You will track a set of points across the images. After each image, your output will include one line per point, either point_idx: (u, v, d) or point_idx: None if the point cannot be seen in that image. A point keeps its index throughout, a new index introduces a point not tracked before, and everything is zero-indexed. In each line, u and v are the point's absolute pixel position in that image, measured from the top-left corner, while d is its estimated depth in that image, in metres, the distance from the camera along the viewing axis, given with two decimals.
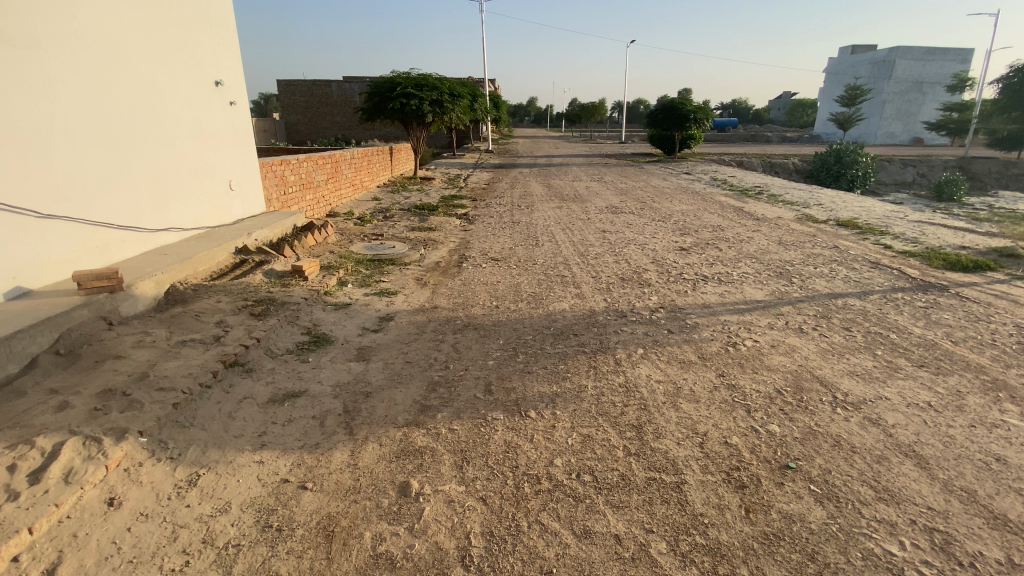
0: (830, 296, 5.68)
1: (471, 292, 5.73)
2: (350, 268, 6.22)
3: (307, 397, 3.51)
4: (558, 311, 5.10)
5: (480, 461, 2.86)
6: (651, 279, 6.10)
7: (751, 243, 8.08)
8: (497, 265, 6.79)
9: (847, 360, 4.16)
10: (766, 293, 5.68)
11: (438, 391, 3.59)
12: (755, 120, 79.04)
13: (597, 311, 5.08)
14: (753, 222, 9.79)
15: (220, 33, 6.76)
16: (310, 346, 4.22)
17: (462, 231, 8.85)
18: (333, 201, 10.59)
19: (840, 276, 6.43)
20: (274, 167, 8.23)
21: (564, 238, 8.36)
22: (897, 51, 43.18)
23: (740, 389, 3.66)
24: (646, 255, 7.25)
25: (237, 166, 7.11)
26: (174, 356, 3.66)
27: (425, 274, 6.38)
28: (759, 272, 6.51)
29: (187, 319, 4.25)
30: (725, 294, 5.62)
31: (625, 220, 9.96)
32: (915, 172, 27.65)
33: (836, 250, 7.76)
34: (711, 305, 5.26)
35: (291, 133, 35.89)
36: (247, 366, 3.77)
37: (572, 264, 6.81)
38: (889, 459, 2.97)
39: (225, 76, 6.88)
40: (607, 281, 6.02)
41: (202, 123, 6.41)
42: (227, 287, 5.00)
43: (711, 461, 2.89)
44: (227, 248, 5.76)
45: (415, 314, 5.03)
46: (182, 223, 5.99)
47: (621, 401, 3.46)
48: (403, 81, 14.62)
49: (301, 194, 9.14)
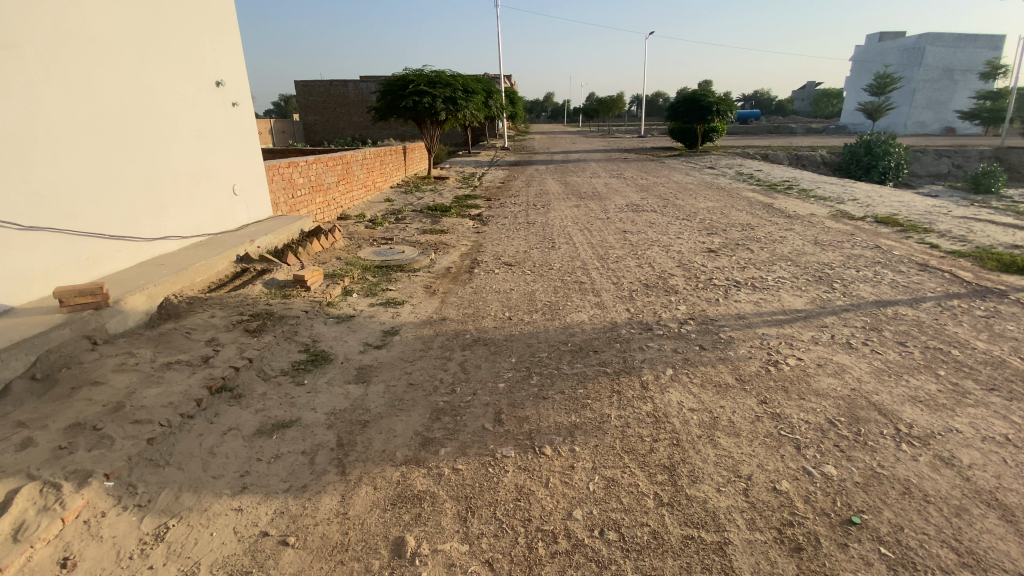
0: (878, 304, 5.15)
1: (483, 301, 5.35)
2: (356, 276, 5.90)
3: (299, 427, 3.16)
4: (577, 324, 4.68)
5: (487, 512, 2.47)
6: (678, 286, 5.64)
7: (785, 243, 7.54)
8: (511, 271, 6.40)
9: (906, 383, 3.66)
10: (806, 301, 5.19)
11: (443, 421, 3.21)
12: (779, 111, 76.97)
13: (619, 324, 4.66)
14: (785, 220, 9.20)
15: (220, 30, 6.47)
16: (307, 366, 3.88)
17: (476, 234, 8.47)
18: (344, 203, 10.32)
19: (886, 281, 5.88)
20: (281, 170, 7.96)
21: (582, 240, 7.92)
22: (928, 37, 41.40)
23: (785, 419, 3.22)
24: (671, 258, 6.78)
25: (241, 169, 6.83)
26: (157, 381, 3.36)
27: (436, 281, 6.02)
28: (795, 277, 5.99)
29: (177, 337, 3.96)
30: (760, 302, 5.14)
31: (648, 219, 9.48)
32: (951, 162, 26.36)
33: (878, 251, 7.18)
34: (746, 316, 4.78)
35: (309, 134, 36.04)
36: (236, 391, 3.45)
37: (591, 269, 6.38)
38: (971, 511, 2.49)
39: (226, 76, 6.60)
40: (630, 289, 5.58)
41: (202, 125, 6.13)
42: (223, 299, 4.71)
43: (758, 514, 2.45)
44: (227, 256, 5.47)
45: (422, 327, 4.67)
46: (181, 230, 5.73)
47: (650, 435, 3.04)
48: (416, 78, 14.29)
49: (310, 196, 8.87)
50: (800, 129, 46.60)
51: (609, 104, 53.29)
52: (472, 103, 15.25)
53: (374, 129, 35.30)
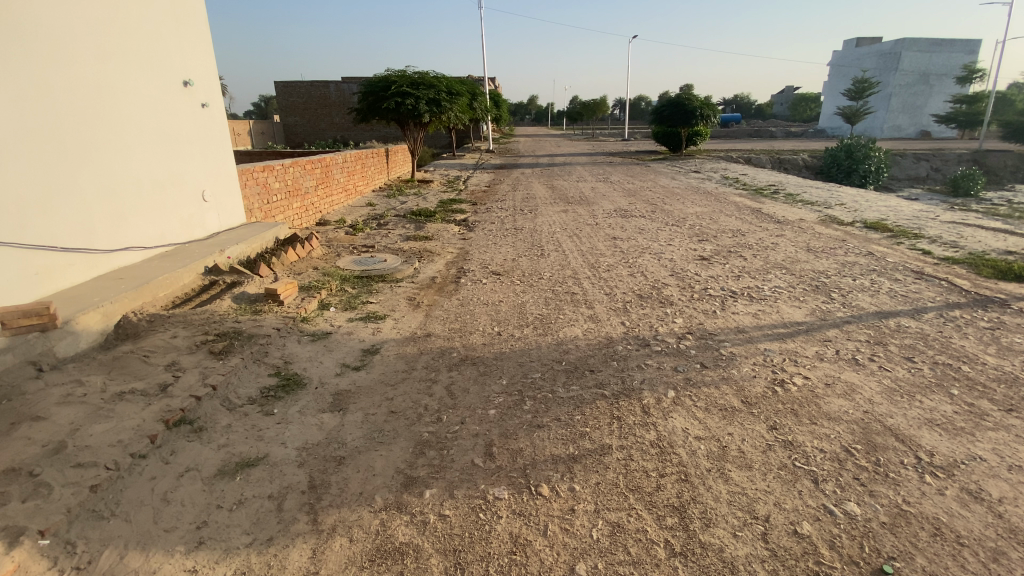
0: (879, 315, 4.98)
1: (470, 314, 5.05)
2: (334, 288, 5.54)
3: (267, 466, 2.84)
4: (570, 339, 4.41)
5: (479, 568, 2.18)
6: (673, 297, 5.41)
7: (777, 250, 7.38)
8: (499, 281, 6.11)
9: (920, 404, 3.46)
10: (805, 313, 4.99)
11: (428, 456, 2.91)
12: (758, 114, 77.95)
13: (615, 339, 4.39)
14: (775, 225, 9.07)
15: (187, 26, 6.05)
16: (278, 393, 3.55)
17: (462, 241, 8.16)
18: (322, 208, 9.91)
19: (884, 290, 5.72)
20: (255, 174, 7.57)
21: (571, 247, 7.66)
22: (904, 43, 42.17)
23: (799, 448, 2.98)
24: (664, 266, 6.56)
25: (210, 173, 6.43)
26: (106, 416, 3.02)
27: (420, 293, 5.70)
28: (792, 286, 5.81)
29: (133, 362, 3.59)
30: (759, 314, 4.93)
31: (637, 225, 9.28)
32: (928, 166, 26.82)
33: (871, 258, 7.05)
34: (746, 330, 4.56)
35: (290, 135, 35.35)
36: (196, 425, 3.11)
37: (582, 279, 6.12)
38: (1010, 554, 2.27)
39: (195, 76, 6.19)
40: (624, 300, 5.33)
41: (168, 127, 5.73)
42: (188, 317, 4.34)
43: (781, 564, 2.20)
44: (194, 268, 5.08)
45: (404, 345, 4.35)
46: (144, 240, 5.33)
47: (656, 469, 2.78)
48: (398, 79, 13.95)
49: (287, 202, 8.48)
50: (780, 132, 47.19)
51: (592, 107, 53.32)
52: (455, 105, 14.94)
53: (356, 131, 34.75)
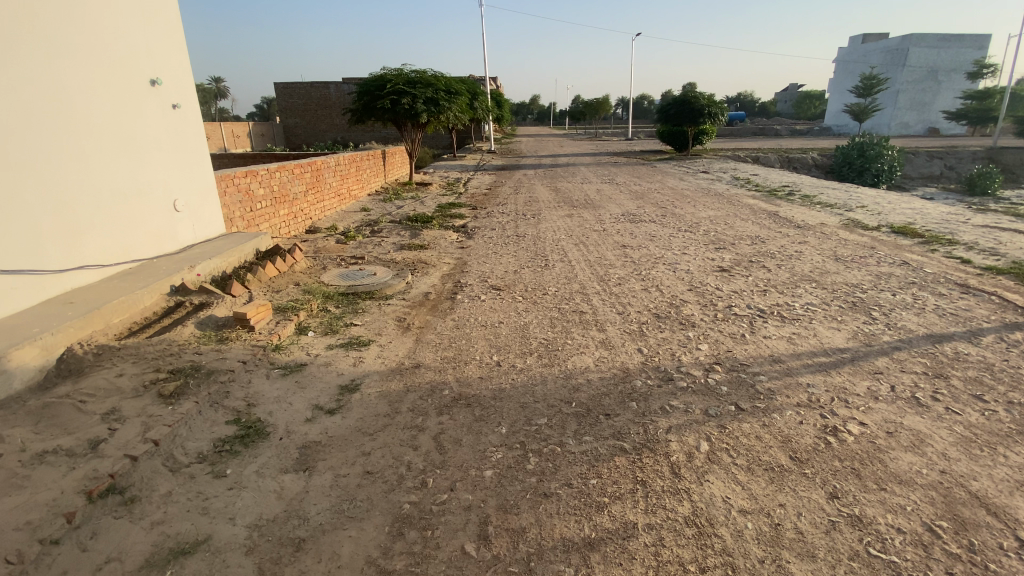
0: (931, 340, 4.37)
1: (467, 339, 4.47)
2: (315, 309, 4.96)
3: (206, 555, 2.26)
4: (580, 371, 3.82)
5: None
6: (695, 317, 4.81)
7: (803, 259, 6.77)
8: (499, 297, 5.52)
9: (1007, 460, 2.85)
10: (848, 338, 4.38)
11: (409, 539, 2.34)
12: (763, 113, 77.28)
13: (632, 371, 3.80)
14: (796, 231, 8.45)
15: (153, 19, 5.47)
16: (234, 448, 2.98)
17: (460, 250, 7.57)
18: (313, 214, 9.34)
19: (929, 308, 5.11)
20: (237, 180, 7.01)
21: (578, 256, 7.07)
22: (912, 39, 41.39)
23: (870, 526, 2.40)
24: (681, 279, 5.98)
25: (183, 181, 5.87)
26: (18, 487, 2.47)
27: (410, 312, 5.12)
28: (827, 303, 5.20)
29: (65, 410, 3.03)
30: (794, 339, 4.34)
31: (647, 230, 8.70)
32: (942, 164, 26.11)
33: (907, 268, 6.44)
34: (783, 361, 3.96)
35: (290, 137, 34.95)
36: (129, 495, 2.56)
37: (591, 295, 5.54)
38: None
39: (164, 75, 5.62)
40: (639, 321, 4.74)
41: (132, 131, 5.17)
42: (142, 347, 3.78)
43: None
44: (158, 289, 4.52)
45: (389, 380, 3.77)
46: (103, 256, 4.76)
47: (695, 561, 2.20)
48: (393, 78, 13.40)
49: (273, 209, 7.92)
50: (787, 131, 46.48)
51: (595, 106, 52.65)
52: (455, 105, 14.39)
53: (356, 131, 34.23)
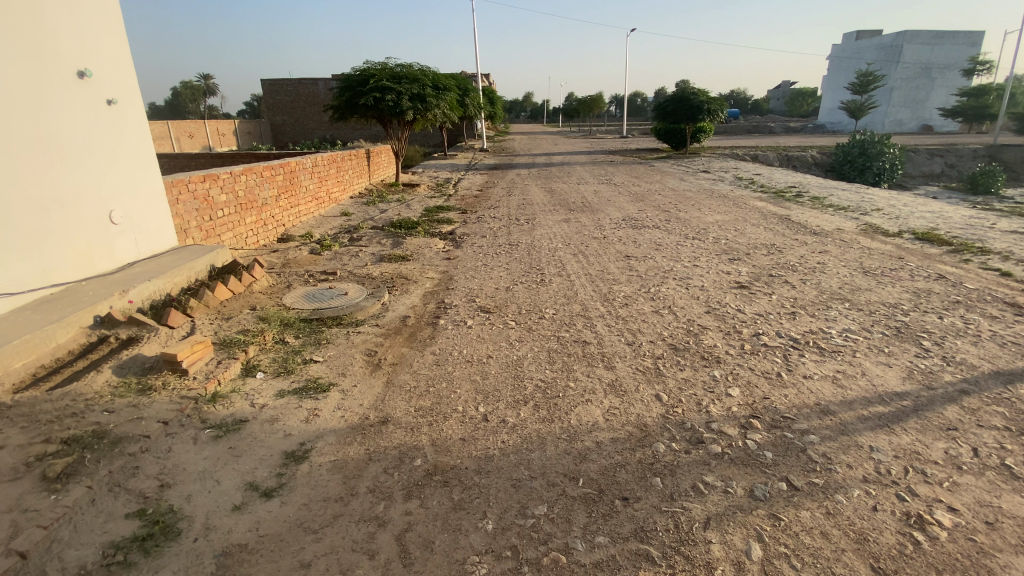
0: (1000, 379, 3.66)
1: (449, 379, 3.72)
2: (269, 343, 4.18)
3: None
4: (587, 429, 3.06)
5: None
6: (719, 349, 4.08)
7: (828, 273, 6.07)
8: (488, 322, 4.77)
9: None
10: (903, 379, 3.67)
11: None
12: (757, 109, 76.83)
13: (652, 429, 3.06)
14: (813, 238, 7.76)
15: (81, 0, 4.64)
16: (129, 558, 2.21)
17: (446, 262, 6.79)
18: (285, 220, 8.54)
19: (986, 334, 4.39)
20: (193, 185, 6.19)
21: (577, 269, 6.33)
22: (908, 35, 40.92)
23: None
24: (696, 297, 5.26)
25: (122, 189, 5.05)
26: None
27: (383, 343, 4.35)
28: (867, 330, 4.49)
29: None
30: (840, 381, 3.62)
31: (652, 237, 8.00)
32: (943, 163, 25.62)
33: (945, 283, 5.75)
34: (834, 413, 3.23)
35: (278, 134, 34.04)
36: None
37: (594, 318, 4.81)
38: None
39: (96, 66, 4.79)
40: (654, 355, 4.01)
41: (54, 131, 4.36)
42: (37, 406, 2.99)
43: None
44: (76, 321, 3.71)
45: (348, 443, 3.01)
46: (14, 282, 3.95)
47: None
48: (377, 73, 12.62)
49: (237, 217, 7.12)
50: (783, 129, 46.04)
51: (589, 103, 51.85)
52: (443, 102, 13.63)
53: (346, 129, 33.30)
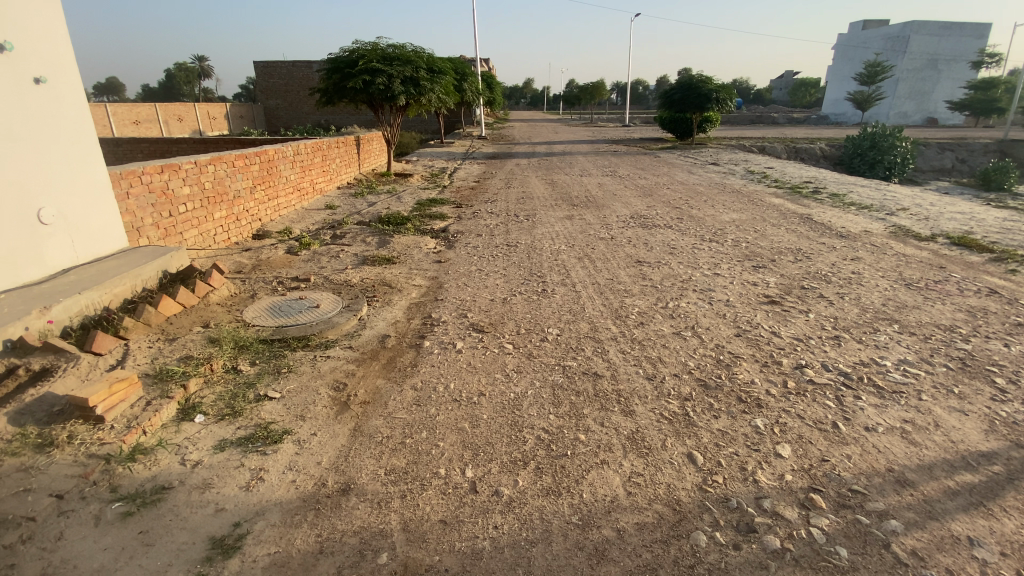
0: None
1: (431, 426, 3.02)
2: (217, 372, 3.48)
3: None
4: (605, 509, 2.38)
5: None
6: (758, 388, 3.40)
7: (868, 286, 5.37)
8: (481, 345, 4.07)
9: None
10: (987, 433, 2.98)
11: None
12: (761, 99, 75.62)
13: (689, 509, 2.39)
14: (841, 242, 7.05)
15: None
16: None
17: (436, 267, 6.06)
18: (261, 215, 7.78)
19: None
20: (147, 177, 5.45)
21: (583, 277, 5.63)
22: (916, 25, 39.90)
23: None
24: (722, 316, 4.57)
25: (54, 181, 4.29)
26: None
27: (355, 373, 3.65)
28: (928, 362, 3.79)
29: None
30: (912, 436, 2.94)
31: (665, 238, 7.29)
32: (954, 157, 24.86)
33: (1000, 299, 5.06)
34: (912, 485, 2.56)
35: (271, 119, 33.05)
36: None
37: (606, 341, 4.12)
38: None
39: (19, 39, 4.01)
40: (681, 395, 3.32)
41: None
42: None
43: None
44: None
45: (295, 526, 2.32)
46: None
47: None
48: (368, 54, 11.76)
49: (203, 211, 6.38)
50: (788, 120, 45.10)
51: (592, 91, 50.75)
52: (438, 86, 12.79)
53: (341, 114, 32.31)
